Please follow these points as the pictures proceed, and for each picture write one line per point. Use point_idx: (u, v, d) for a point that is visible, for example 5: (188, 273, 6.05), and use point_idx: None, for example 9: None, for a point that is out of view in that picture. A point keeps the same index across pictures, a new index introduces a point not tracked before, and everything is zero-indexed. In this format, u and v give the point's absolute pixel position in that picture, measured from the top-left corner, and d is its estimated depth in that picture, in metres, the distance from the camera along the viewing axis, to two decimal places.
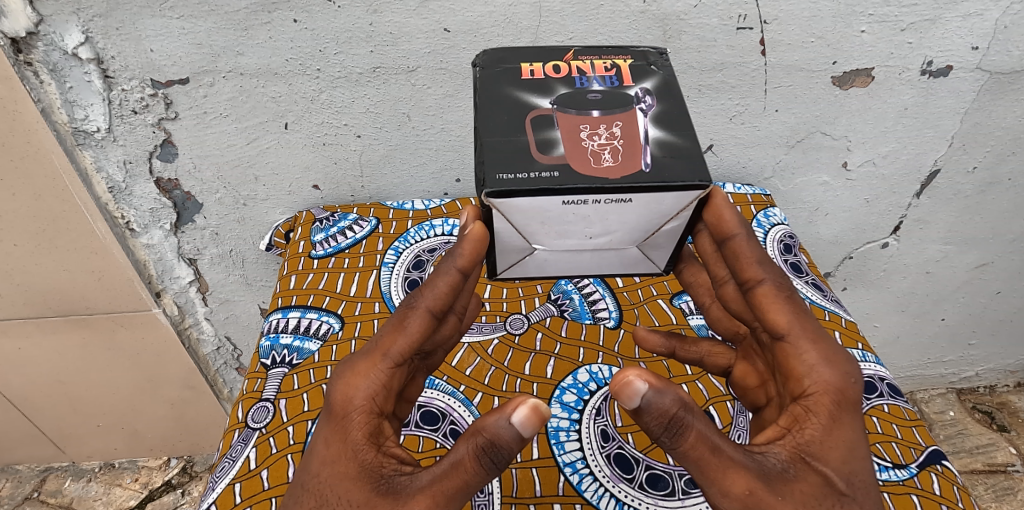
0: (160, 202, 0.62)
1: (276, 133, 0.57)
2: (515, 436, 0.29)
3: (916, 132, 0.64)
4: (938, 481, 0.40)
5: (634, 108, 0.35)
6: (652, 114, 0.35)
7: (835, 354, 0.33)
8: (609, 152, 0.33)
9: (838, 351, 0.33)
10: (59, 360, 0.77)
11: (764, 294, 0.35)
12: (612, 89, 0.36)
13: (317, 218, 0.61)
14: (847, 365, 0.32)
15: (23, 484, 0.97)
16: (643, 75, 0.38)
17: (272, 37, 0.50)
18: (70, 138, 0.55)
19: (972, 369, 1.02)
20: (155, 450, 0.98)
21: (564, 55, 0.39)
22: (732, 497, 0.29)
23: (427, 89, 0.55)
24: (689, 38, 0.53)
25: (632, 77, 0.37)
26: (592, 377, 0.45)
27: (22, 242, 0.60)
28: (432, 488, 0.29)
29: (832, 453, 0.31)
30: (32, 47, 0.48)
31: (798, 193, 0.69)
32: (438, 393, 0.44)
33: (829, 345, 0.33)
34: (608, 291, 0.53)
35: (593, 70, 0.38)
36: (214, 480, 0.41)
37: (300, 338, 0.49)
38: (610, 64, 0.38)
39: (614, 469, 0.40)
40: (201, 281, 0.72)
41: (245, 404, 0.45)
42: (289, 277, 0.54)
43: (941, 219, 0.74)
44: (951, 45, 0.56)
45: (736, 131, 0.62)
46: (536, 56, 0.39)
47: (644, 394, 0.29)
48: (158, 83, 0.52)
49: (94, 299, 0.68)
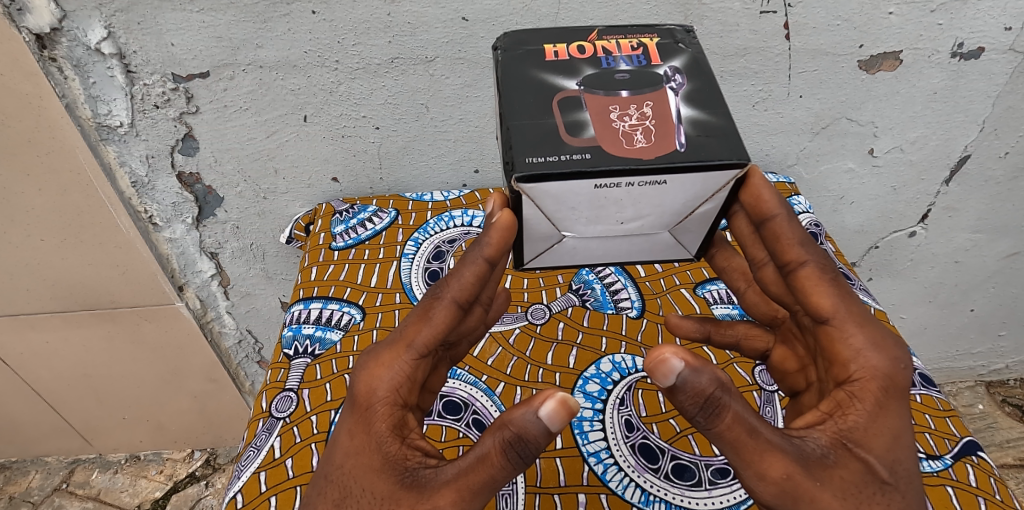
0: (183, 196, 0.63)
1: (295, 126, 0.58)
2: (542, 431, 0.28)
3: (945, 117, 0.62)
4: (974, 472, 0.38)
5: (661, 87, 0.34)
6: (682, 94, 0.34)
7: (885, 339, 0.32)
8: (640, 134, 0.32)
9: (887, 336, 0.32)
10: (85, 353, 0.78)
11: (807, 276, 0.34)
12: (638, 68, 0.36)
13: (337, 210, 0.61)
14: (896, 351, 0.31)
15: (52, 475, 0.98)
16: (669, 53, 0.37)
17: (291, 29, 0.50)
18: (94, 134, 0.55)
19: (1002, 361, 0.99)
20: (179, 442, 0.99)
21: (587, 36, 0.38)
22: (769, 481, 0.28)
23: (446, 80, 0.55)
24: (711, 23, 0.52)
25: (659, 56, 0.37)
26: (615, 366, 0.45)
27: (48, 237, 0.61)
28: (457, 482, 0.29)
29: (877, 440, 0.30)
30: (57, 42, 0.49)
31: (823, 181, 0.68)
32: (460, 383, 0.44)
33: (878, 329, 0.32)
34: (630, 281, 0.52)
35: (618, 50, 0.37)
36: (239, 469, 0.40)
37: (322, 328, 0.48)
38: (636, 42, 0.38)
39: (639, 459, 0.39)
40: (223, 275, 0.73)
41: (269, 394, 0.44)
42: (310, 268, 0.54)
43: (971, 207, 0.72)
44: (984, 25, 0.54)
45: (759, 118, 0.61)
46: (558, 38, 0.38)
47: (680, 373, 0.28)
48: (179, 77, 0.53)
49: (119, 294, 0.70)
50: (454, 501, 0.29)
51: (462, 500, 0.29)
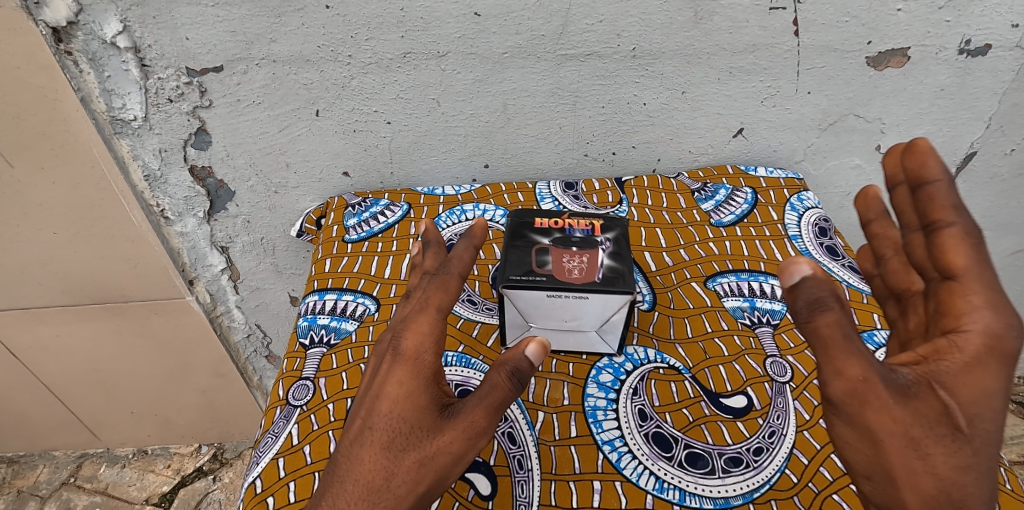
0: (194, 190, 0.63)
1: (307, 120, 0.58)
2: (532, 362, 0.33)
3: (951, 114, 0.62)
4: None
5: (596, 250, 0.44)
6: (610, 252, 0.44)
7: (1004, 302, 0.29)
8: (578, 272, 0.42)
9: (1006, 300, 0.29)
10: (95, 346, 0.78)
11: (952, 236, 0.30)
12: (584, 238, 0.45)
13: (349, 203, 0.61)
14: (1012, 316, 0.28)
15: (60, 469, 0.99)
16: (614, 237, 0.45)
17: (304, 23, 0.51)
18: (108, 127, 0.56)
19: None
20: (187, 437, 1.00)
21: (558, 216, 0.48)
22: (844, 379, 0.28)
23: (457, 75, 0.55)
24: (721, 19, 0.53)
25: (604, 233, 0.46)
26: (628, 357, 0.45)
27: (60, 230, 0.62)
28: (481, 405, 0.32)
29: (965, 390, 0.28)
30: (72, 36, 0.49)
31: (830, 177, 0.68)
32: (475, 372, 0.44)
33: (1001, 294, 0.29)
34: (641, 274, 0.53)
35: (574, 225, 0.47)
36: (258, 455, 0.41)
37: (337, 318, 0.49)
38: (592, 220, 0.47)
39: (653, 447, 0.39)
40: (233, 269, 0.73)
41: (286, 382, 0.45)
42: (324, 260, 0.55)
43: (976, 204, 0.73)
44: (990, 23, 0.55)
45: (767, 113, 0.61)
46: (533, 214, 0.48)
47: (805, 276, 0.29)
48: (192, 71, 0.53)
49: (129, 288, 0.71)
50: (480, 423, 0.32)
51: (485, 422, 0.32)
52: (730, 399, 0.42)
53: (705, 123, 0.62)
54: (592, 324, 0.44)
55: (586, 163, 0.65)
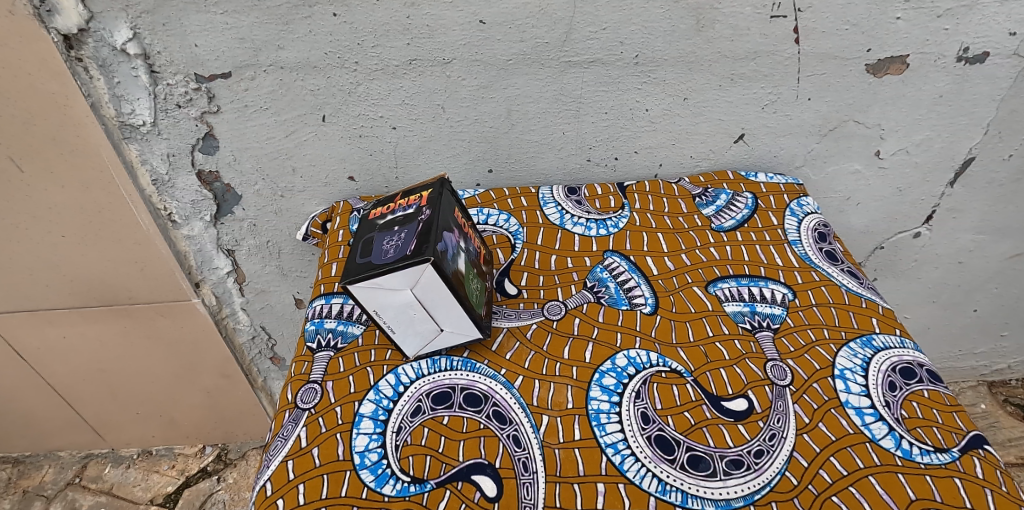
0: (201, 194, 0.64)
1: (313, 125, 0.59)
2: None
3: (950, 120, 0.63)
4: (981, 465, 0.38)
5: (415, 222, 0.43)
6: (425, 221, 0.42)
7: None
8: (393, 250, 0.41)
9: None
10: (101, 348, 0.79)
11: None
12: (408, 214, 0.45)
13: (354, 208, 0.62)
14: None
15: (65, 470, 0.99)
16: (437, 202, 0.44)
17: (312, 31, 0.51)
18: (117, 132, 0.57)
19: (1004, 360, 1.01)
20: (191, 438, 1.00)
21: (393, 200, 0.49)
22: None
23: (462, 81, 0.56)
24: (723, 27, 0.54)
25: (428, 203, 0.45)
26: (630, 361, 0.46)
27: (69, 233, 0.63)
28: None
29: None
30: (83, 43, 0.50)
31: (831, 182, 0.69)
32: (480, 376, 0.45)
33: None
34: (643, 279, 0.53)
35: (401, 206, 0.47)
36: (267, 458, 0.41)
37: (343, 322, 0.50)
38: (421, 194, 0.47)
39: (655, 450, 0.40)
40: (238, 272, 0.74)
41: (294, 386, 0.45)
42: (330, 264, 0.56)
43: (975, 208, 0.74)
44: (988, 31, 0.56)
45: (767, 120, 0.62)
46: (374, 206, 0.49)
47: None
48: (201, 77, 0.54)
49: (137, 289, 0.71)
50: None
51: None
52: (730, 402, 0.43)
53: (706, 128, 0.62)
54: (404, 286, 0.40)
55: (589, 168, 0.66)
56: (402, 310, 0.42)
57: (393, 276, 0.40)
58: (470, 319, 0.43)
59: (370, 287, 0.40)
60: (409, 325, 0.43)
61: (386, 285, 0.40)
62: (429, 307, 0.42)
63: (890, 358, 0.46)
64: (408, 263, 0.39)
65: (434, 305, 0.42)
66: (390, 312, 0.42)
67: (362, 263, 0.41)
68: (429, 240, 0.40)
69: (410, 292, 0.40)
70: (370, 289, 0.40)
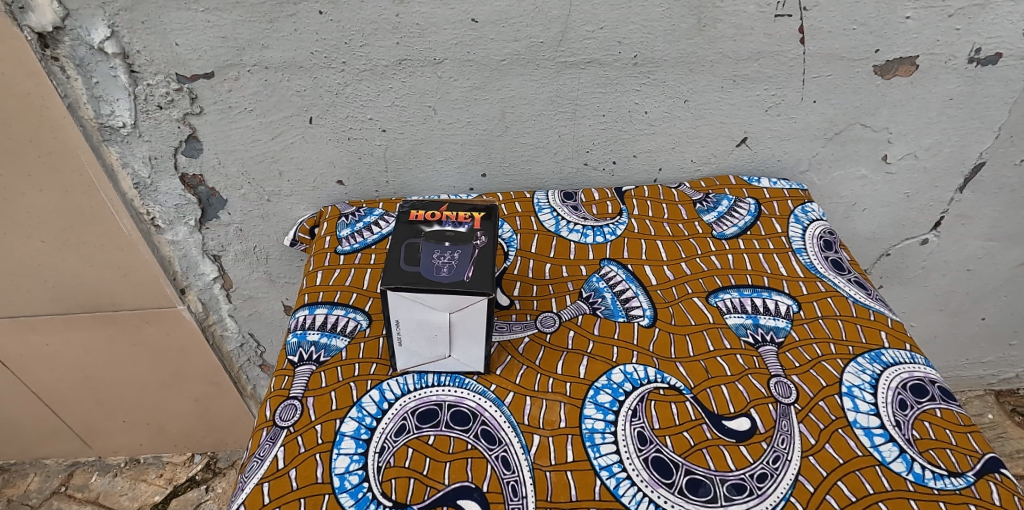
0: (185, 199, 0.62)
1: (300, 127, 0.57)
2: None
3: (961, 123, 0.61)
4: (998, 491, 0.36)
5: (469, 244, 0.40)
6: (482, 248, 0.40)
7: None
8: (447, 269, 0.38)
9: None
10: (85, 355, 0.77)
11: None
12: (460, 232, 0.41)
13: (342, 213, 0.60)
14: None
15: (51, 478, 0.97)
16: (492, 229, 0.42)
17: (297, 29, 0.49)
18: (97, 134, 0.55)
19: (1011, 370, 0.99)
20: (180, 446, 0.98)
21: (437, 207, 0.44)
22: None
23: (454, 82, 0.54)
24: (726, 26, 0.51)
25: (483, 228, 0.42)
26: (627, 377, 0.44)
27: (49, 238, 0.61)
28: None
29: None
30: (58, 41, 0.48)
31: (836, 187, 0.67)
32: (468, 392, 0.43)
33: None
34: (641, 289, 0.51)
35: (449, 217, 0.43)
36: (242, 480, 0.38)
37: (327, 334, 0.47)
38: (472, 212, 0.44)
39: (653, 473, 0.38)
40: (225, 278, 0.72)
41: (272, 402, 0.43)
42: (315, 272, 0.53)
43: (985, 214, 0.71)
44: (1002, 31, 0.53)
45: (771, 123, 0.60)
46: (412, 204, 0.44)
47: None
48: (182, 77, 0.52)
49: (120, 295, 0.69)
50: None
51: None
52: (733, 422, 0.40)
53: (708, 131, 0.60)
54: (443, 308, 0.38)
55: (586, 172, 0.64)
56: (425, 327, 0.40)
57: (438, 297, 0.38)
58: (484, 354, 0.42)
59: (408, 299, 0.38)
60: (421, 344, 0.41)
61: (425, 302, 0.38)
62: (456, 333, 0.40)
63: (900, 374, 0.44)
64: (459, 290, 0.37)
65: (459, 334, 0.40)
66: (415, 326, 0.40)
67: (407, 272, 0.38)
68: (487, 274, 0.38)
69: (446, 315, 0.39)
70: (408, 301, 0.38)
